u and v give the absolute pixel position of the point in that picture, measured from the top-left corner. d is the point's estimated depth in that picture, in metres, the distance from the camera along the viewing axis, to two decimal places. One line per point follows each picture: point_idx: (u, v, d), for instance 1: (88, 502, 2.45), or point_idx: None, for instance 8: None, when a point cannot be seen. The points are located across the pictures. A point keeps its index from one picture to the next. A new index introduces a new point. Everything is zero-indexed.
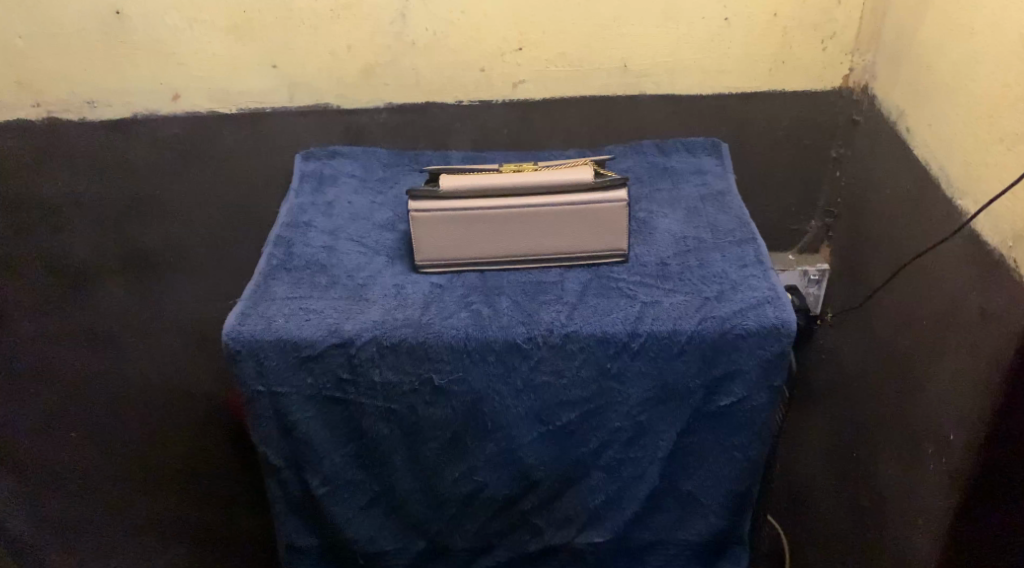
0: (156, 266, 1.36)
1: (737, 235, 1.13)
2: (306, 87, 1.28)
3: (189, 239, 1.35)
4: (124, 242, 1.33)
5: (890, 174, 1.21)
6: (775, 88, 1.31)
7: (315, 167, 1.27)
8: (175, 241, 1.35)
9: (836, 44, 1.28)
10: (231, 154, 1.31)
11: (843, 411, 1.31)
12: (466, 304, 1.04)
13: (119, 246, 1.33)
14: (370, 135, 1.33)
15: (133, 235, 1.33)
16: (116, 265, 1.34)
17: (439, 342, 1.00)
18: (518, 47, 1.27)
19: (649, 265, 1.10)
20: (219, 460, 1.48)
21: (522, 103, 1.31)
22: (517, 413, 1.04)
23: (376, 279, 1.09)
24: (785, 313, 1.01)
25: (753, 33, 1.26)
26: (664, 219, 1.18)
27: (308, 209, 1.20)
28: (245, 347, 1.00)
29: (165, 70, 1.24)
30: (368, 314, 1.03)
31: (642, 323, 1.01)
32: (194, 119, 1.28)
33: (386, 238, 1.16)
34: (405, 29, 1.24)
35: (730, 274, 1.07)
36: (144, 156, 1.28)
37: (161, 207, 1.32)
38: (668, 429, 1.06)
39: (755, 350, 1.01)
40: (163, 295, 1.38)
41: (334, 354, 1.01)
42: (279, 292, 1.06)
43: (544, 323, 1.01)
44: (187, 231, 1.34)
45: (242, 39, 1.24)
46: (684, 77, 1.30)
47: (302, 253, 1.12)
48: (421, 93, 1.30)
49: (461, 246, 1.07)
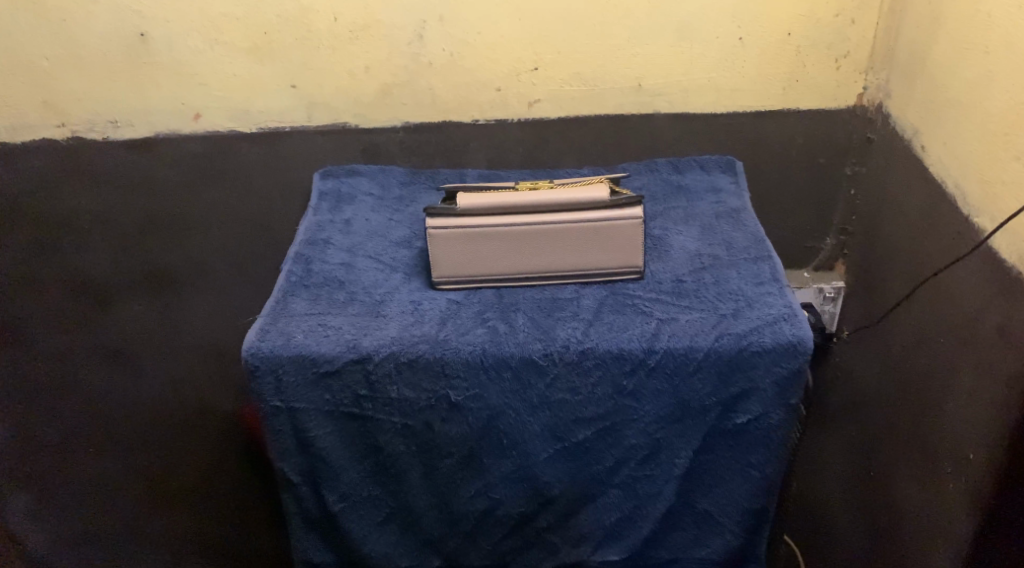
0: (175, 284, 1.37)
1: (752, 252, 1.14)
2: (324, 107, 1.30)
3: (208, 256, 1.37)
4: (144, 258, 1.35)
5: (905, 192, 1.21)
6: (789, 106, 1.32)
7: (333, 185, 1.28)
8: (194, 258, 1.36)
9: (850, 63, 1.28)
10: (249, 175, 1.32)
11: (859, 430, 1.30)
12: (482, 320, 1.05)
13: (138, 263, 1.35)
14: (388, 153, 1.34)
15: (152, 254, 1.35)
16: (135, 282, 1.36)
17: (455, 358, 1.00)
18: (533, 67, 1.28)
19: (665, 282, 1.10)
20: (235, 478, 1.49)
21: (538, 122, 1.32)
22: (533, 430, 1.04)
23: (394, 295, 1.10)
24: (802, 330, 1.01)
25: (767, 53, 1.27)
26: (679, 236, 1.18)
27: (326, 226, 1.21)
28: (264, 363, 1.01)
29: (187, 91, 1.26)
30: (386, 330, 1.03)
31: (658, 340, 1.01)
32: (214, 139, 1.30)
33: (403, 255, 1.17)
34: (422, 50, 1.26)
35: (746, 291, 1.07)
36: (165, 175, 1.30)
37: (181, 225, 1.34)
38: (684, 448, 1.06)
39: (771, 368, 1.01)
40: (181, 312, 1.39)
41: (352, 370, 1.01)
42: (297, 309, 1.07)
43: (560, 340, 1.01)
44: (206, 249, 1.36)
45: (262, 60, 1.26)
46: (698, 97, 1.31)
47: (320, 270, 1.13)
48: (438, 112, 1.31)
49: (477, 263, 1.08)
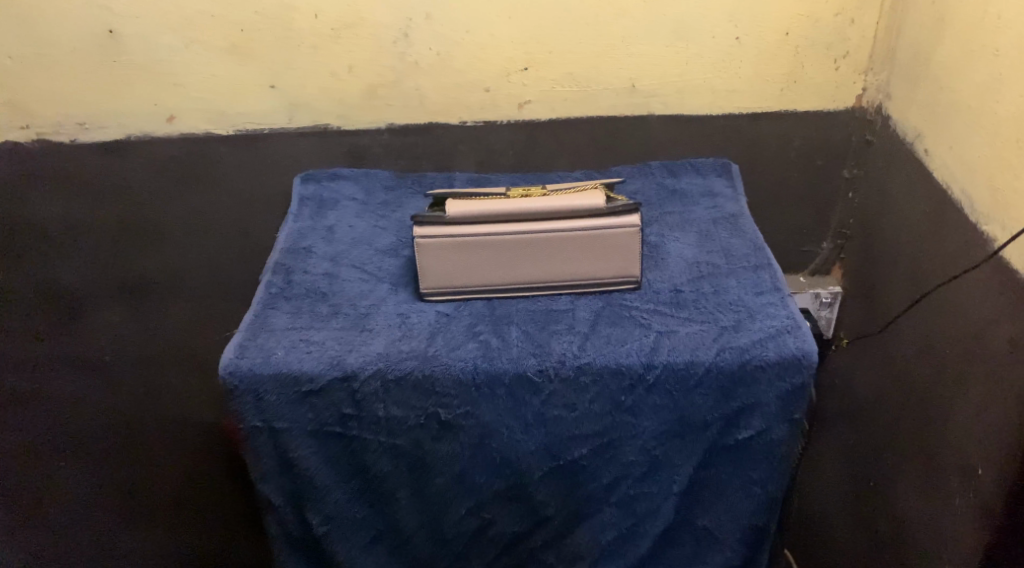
0: (150, 291, 1.32)
1: (752, 260, 1.10)
2: (306, 108, 1.25)
3: (183, 262, 1.32)
4: (116, 266, 1.29)
5: (906, 197, 1.18)
6: (786, 108, 1.28)
7: (314, 190, 1.25)
8: (169, 264, 1.31)
9: (849, 63, 1.24)
10: (229, 177, 1.28)
11: (857, 439, 1.27)
12: (473, 334, 0.99)
13: (110, 271, 1.29)
14: (373, 156, 1.29)
15: (126, 261, 1.30)
16: (108, 290, 1.30)
17: (445, 375, 0.95)
18: (524, 67, 1.23)
19: (663, 292, 1.05)
20: (214, 489, 1.43)
21: (528, 124, 1.27)
22: (528, 448, 1.00)
23: (380, 307, 1.04)
24: (807, 343, 0.97)
25: (765, 53, 1.23)
26: (676, 243, 1.14)
27: (308, 234, 1.17)
28: (243, 382, 0.95)
29: (161, 92, 1.21)
30: (372, 345, 0.98)
31: (658, 354, 0.96)
32: (191, 141, 1.25)
33: (390, 264, 1.12)
34: (408, 49, 1.21)
35: (747, 302, 1.03)
36: (138, 179, 1.25)
37: (154, 230, 1.29)
38: (684, 463, 1.02)
39: (775, 382, 0.97)
40: (155, 319, 1.34)
41: (337, 388, 0.96)
42: (278, 323, 1.01)
43: (555, 355, 0.96)
44: (181, 254, 1.31)
45: (242, 60, 1.20)
46: (693, 97, 1.27)
47: (302, 281, 1.08)
48: (425, 114, 1.26)
49: (468, 273, 1.03)
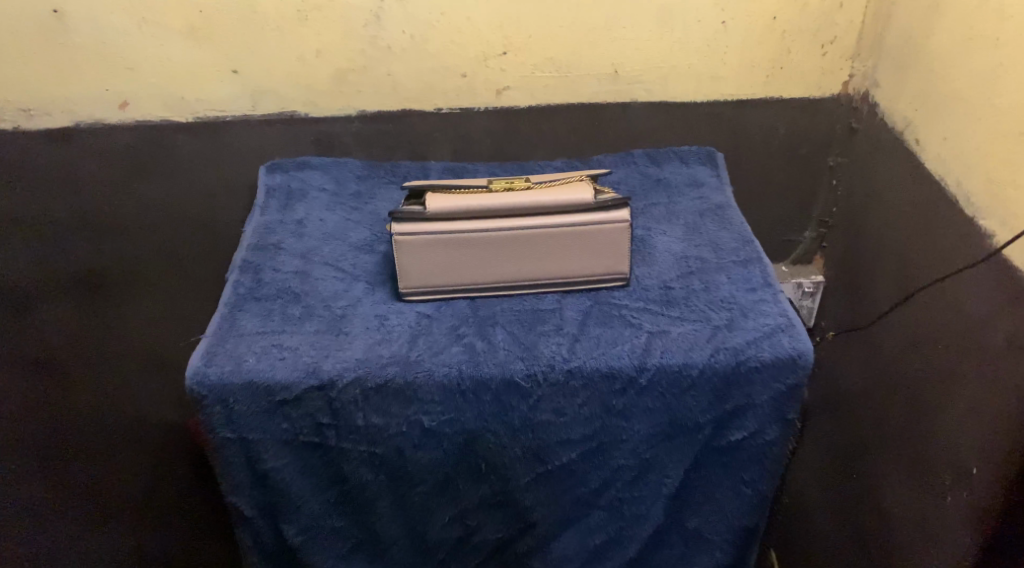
0: (106, 285, 1.24)
1: (741, 254, 1.07)
2: (272, 94, 1.19)
3: (141, 255, 1.25)
4: (70, 259, 1.21)
5: (893, 187, 1.16)
6: (770, 95, 1.24)
7: (282, 180, 1.18)
8: (126, 257, 1.24)
9: (836, 49, 1.21)
10: (186, 166, 1.21)
11: (839, 432, 1.25)
12: (457, 337, 0.95)
13: (64, 264, 1.21)
14: (343, 145, 1.23)
15: (80, 254, 1.21)
16: (63, 285, 1.21)
17: (428, 381, 0.90)
18: (503, 51, 1.18)
19: (652, 289, 1.01)
20: (179, 491, 1.33)
21: (506, 111, 1.22)
22: (514, 454, 0.95)
23: (356, 308, 0.99)
24: (802, 343, 0.93)
25: (750, 38, 1.19)
26: (663, 237, 1.10)
27: (277, 228, 1.11)
28: (212, 392, 0.90)
29: (112, 76, 1.15)
30: (350, 350, 0.93)
31: (650, 356, 0.92)
32: (143, 130, 1.18)
33: (365, 261, 1.06)
34: (381, 32, 1.15)
35: (739, 299, 0.99)
36: (90, 169, 1.18)
37: (109, 222, 1.21)
38: (675, 466, 0.98)
39: (769, 384, 0.93)
40: (114, 315, 1.26)
41: (313, 397, 0.91)
42: (248, 327, 0.96)
43: (543, 359, 0.92)
44: (138, 246, 1.24)
45: (201, 43, 1.14)
46: (677, 84, 1.22)
47: (272, 280, 1.02)
48: (399, 101, 1.21)
49: (450, 271, 0.98)
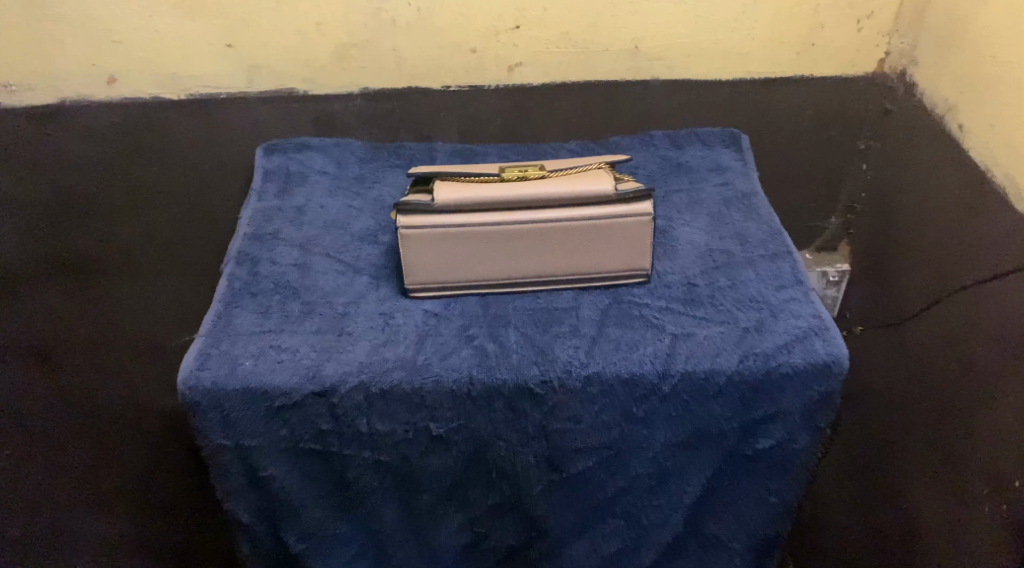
0: (108, 271, 1.13)
1: (770, 247, 1.00)
2: (268, 70, 1.11)
3: (139, 242, 1.15)
4: (68, 245, 1.09)
5: (930, 175, 1.08)
6: (800, 74, 1.17)
7: (280, 162, 1.12)
8: (125, 244, 1.14)
9: (872, 25, 1.13)
10: (181, 150, 1.14)
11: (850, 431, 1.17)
12: (466, 338, 0.88)
13: (62, 248, 1.09)
14: (344, 124, 1.16)
15: (80, 238, 1.10)
16: (59, 272, 1.09)
17: (437, 388, 0.84)
18: (515, 26, 1.10)
19: (675, 287, 0.95)
20: (180, 485, 1.21)
21: (518, 90, 1.15)
22: (527, 461, 0.89)
23: (359, 305, 0.92)
24: (837, 348, 0.87)
25: (781, 12, 1.11)
26: (686, 228, 1.04)
27: (275, 216, 1.04)
28: (206, 397, 0.83)
29: (98, 51, 1.07)
30: (353, 353, 0.86)
31: (675, 362, 0.86)
32: (129, 110, 1.10)
33: (369, 253, 1.00)
34: (385, 4, 1.07)
35: (768, 298, 0.93)
36: (80, 150, 1.08)
37: (105, 208, 1.11)
38: (697, 473, 0.92)
39: (802, 391, 0.87)
40: (116, 303, 1.14)
41: (314, 403, 0.84)
42: (244, 326, 0.89)
43: (560, 364, 0.85)
44: (137, 233, 1.15)
45: (193, 15, 1.06)
46: (700, 62, 1.15)
47: (270, 274, 0.96)
48: (403, 78, 1.13)
49: (458, 267, 0.92)
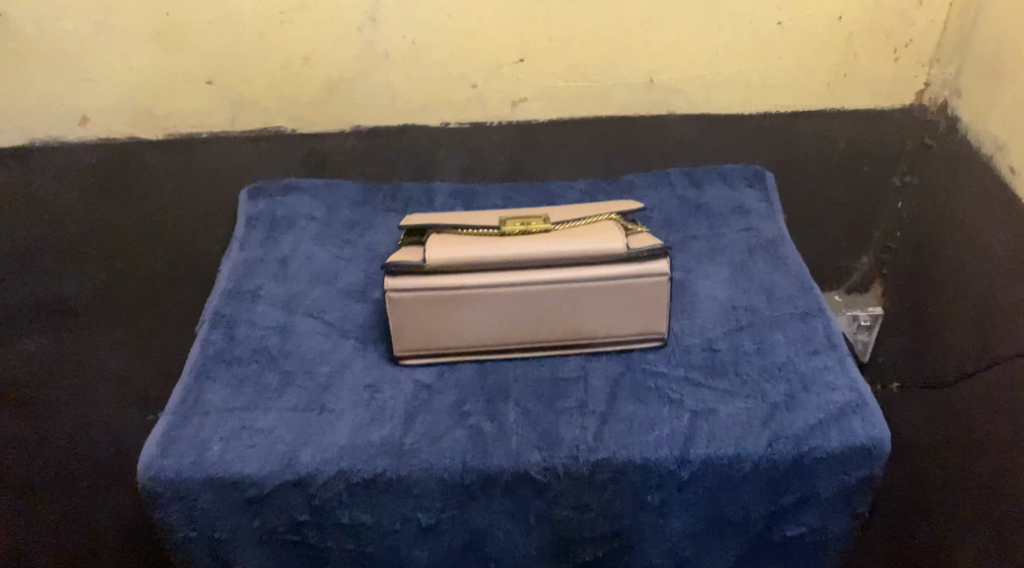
0: (91, 318, 1.05)
1: (800, 304, 0.90)
2: (254, 106, 1.02)
3: (125, 290, 1.06)
4: (49, 289, 1.03)
5: (970, 221, 0.98)
6: (832, 106, 1.07)
7: (267, 208, 1.02)
8: (107, 291, 1.06)
9: (912, 53, 1.03)
10: (162, 190, 1.04)
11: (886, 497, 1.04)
12: (460, 417, 0.79)
13: (42, 291, 1.03)
14: (335, 162, 1.07)
15: (60, 282, 1.03)
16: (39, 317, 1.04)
17: (424, 477, 0.75)
18: (519, 58, 1.01)
19: (695, 352, 0.85)
20: None
21: (523, 126, 1.05)
22: (528, 552, 0.80)
23: (343, 375, 0.84)
24: (877, 429, 0.77)
25: (811, 39, 1.01)
26: (706, 281, 0.94)
27: (256, 268, 0.95)
28: (169, 487, 0.76)
29: (69, 87, 0.98)
30: (333, 435, 0.78)
31: (694, 446, 0.76)
32: (107, 148, 1.02)
33: (356, 311, 0.91)
34: (377, 36, 0.98)
35: (799, 366, 0.83)
36: (53, 193, 1.01)
37: (87, 252, 1.04)
38: (717, 563, 0.82)
39: (837, 476, 0.78)
40: (105, 351, 1.07)
41: (289, 493, 0.76)
42: (215, 402, 0.81)
43: (565, 448, 0.76)
44: (122, 280, 1.06)
45: (169, 50, 0.98)
46: (722, 95, 1.05)
47: (246, 338, 0.87)
48: (398, 114, 1.04)
49: (453, 332, 0.82)
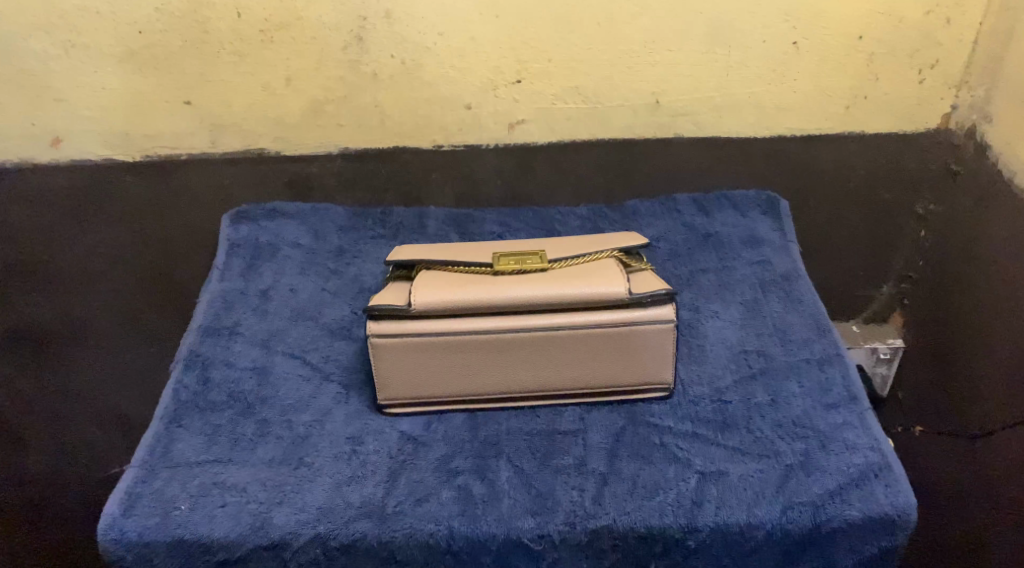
0: (68, 348, 0.99)
1: (815, 350, 0.84)
2: (235, 129, 0.96)
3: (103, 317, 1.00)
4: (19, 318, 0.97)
5: (997, 258, 0.91)
6: (851, 131, 1.00)
7: (249, 233, 0.96)
8: (84, 318, 0.99)
9: (937, 75, 0.96)
10: (141, 215, 0.98)
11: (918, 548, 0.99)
12: (448, 476, 0.74)
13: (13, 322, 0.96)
14: (322, 187, 1.01)
15: (31, 311, 0.97)
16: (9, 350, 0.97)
17: (409, 543, 0.70)
18: (516, 79, 0.94)
19: (702, 403, 0.79)
20: None
21: (521, 149, 0.99)
22: None
23: (324, 425, 0.78)
24: (900, 496, 0.71)
25: (829, 61, 0.95)
26: (715, 322, 0.88)
27: (235, 302, 0.89)
28: (132, 551, 0.69)
29: (39, 109, 0.92)
30: (311, 494, 0.72)
31: (702, 513, 0.71)
32: (83, 171, 0.96)
33: (339, 351, 0.85)
34: (364, 55, 0.92)
35: (815, 422, 0.77)
36: (21, 218, 0.94)
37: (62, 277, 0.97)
38: None
39: (856, 546, 0.72)
40: (89, 383, 1.00)
41: (262, 560, 0.70)
42: (185, 454, 0.75)
43: (561, 513, 0.70)
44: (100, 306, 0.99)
45: (143, 70, 0.92)
46: (733, 118, 0.98)
47: (222, 381, 0.81)
48: (388, 136, 0.98)
49: (441, 381, 0.76)
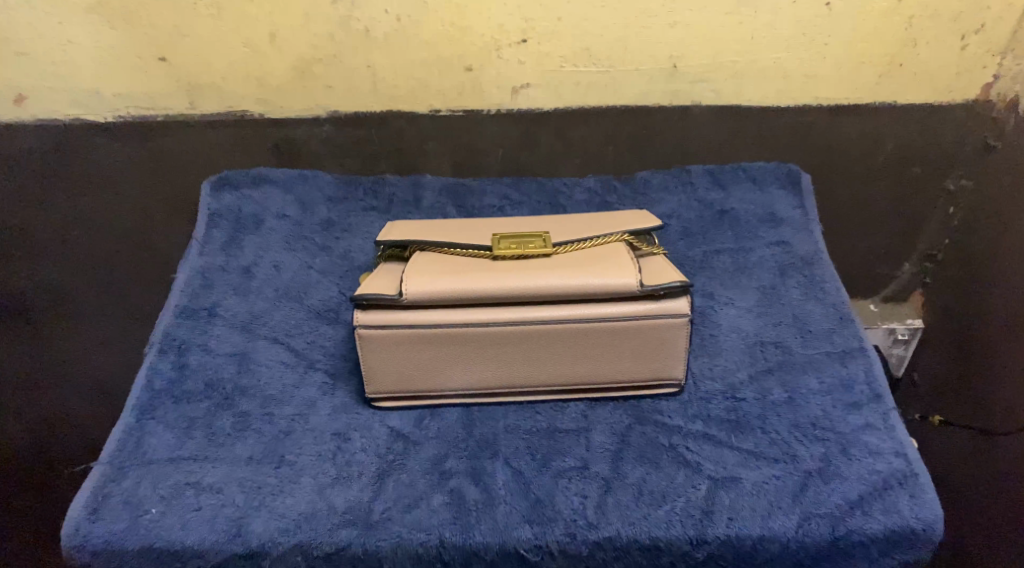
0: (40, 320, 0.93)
1: (837, 343, 0.78)
2: (214, 90, 0.89)
3: (76, 288, 0.93)
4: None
5: None
6: (882, 100, 0.92)
7: (231, 203, 0.89)
8: (56, 287, 0.93)
9: (979, 41, 0.88)
10: (114, 180, 0.91)
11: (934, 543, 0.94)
12: (440, 478, 0.68)
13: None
14: (310, 154, 0.94)
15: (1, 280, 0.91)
16: None
17: (396, 552, 0.65)
18: (521, 39, 0.87)
19: (716, 400, 0.74)
20: None
21: (525, 116, 0.92)
22: None
23: (307, 419, 0.73)
24: (926, 510, 0.66)
25: (861, 25, 0.87)
26: (731, 310, 0.82)
27: (214, 279, 0.83)
28: (101, 557, 0.65)
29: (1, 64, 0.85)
30: (292, 497, 0.67)
31: (712, 524, 0.65)
32: (51, 132, 0.88)
33: (325, 336, 0.79)
34: (355, 11, 0.85)
35: (836, 423, 0.72)
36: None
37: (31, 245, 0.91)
38: None
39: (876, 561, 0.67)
40: (62, 357, 0.95)
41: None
42: (159, 449, 0.70)
43: (561, 523, 0.65)
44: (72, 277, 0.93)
45: (115, 23, 0.84)
46: (754, 85, 0.91)
47: (199, 368, 0.76)
48: (381, 100, 0.91)
49: (433, 375, 0.71)
